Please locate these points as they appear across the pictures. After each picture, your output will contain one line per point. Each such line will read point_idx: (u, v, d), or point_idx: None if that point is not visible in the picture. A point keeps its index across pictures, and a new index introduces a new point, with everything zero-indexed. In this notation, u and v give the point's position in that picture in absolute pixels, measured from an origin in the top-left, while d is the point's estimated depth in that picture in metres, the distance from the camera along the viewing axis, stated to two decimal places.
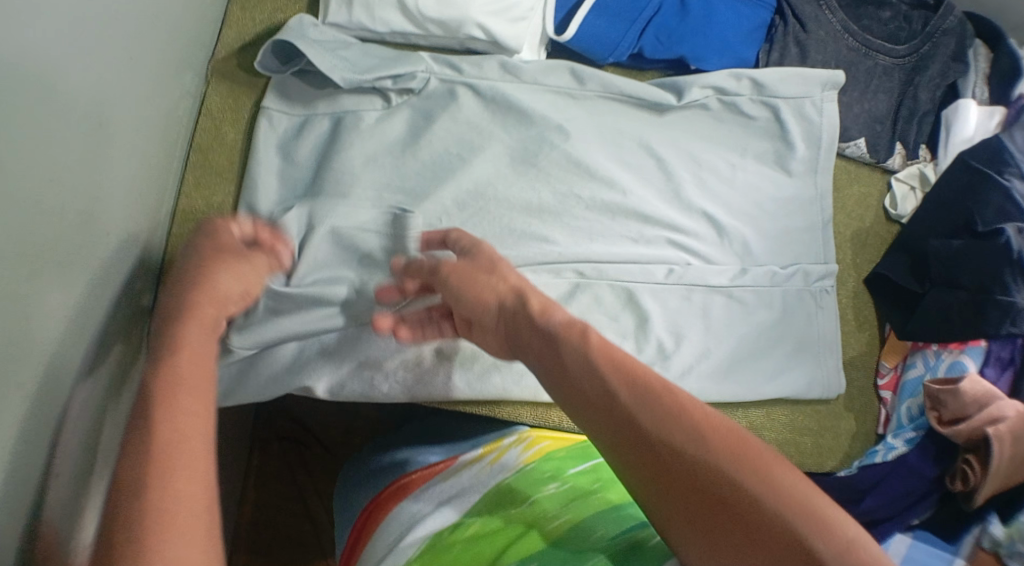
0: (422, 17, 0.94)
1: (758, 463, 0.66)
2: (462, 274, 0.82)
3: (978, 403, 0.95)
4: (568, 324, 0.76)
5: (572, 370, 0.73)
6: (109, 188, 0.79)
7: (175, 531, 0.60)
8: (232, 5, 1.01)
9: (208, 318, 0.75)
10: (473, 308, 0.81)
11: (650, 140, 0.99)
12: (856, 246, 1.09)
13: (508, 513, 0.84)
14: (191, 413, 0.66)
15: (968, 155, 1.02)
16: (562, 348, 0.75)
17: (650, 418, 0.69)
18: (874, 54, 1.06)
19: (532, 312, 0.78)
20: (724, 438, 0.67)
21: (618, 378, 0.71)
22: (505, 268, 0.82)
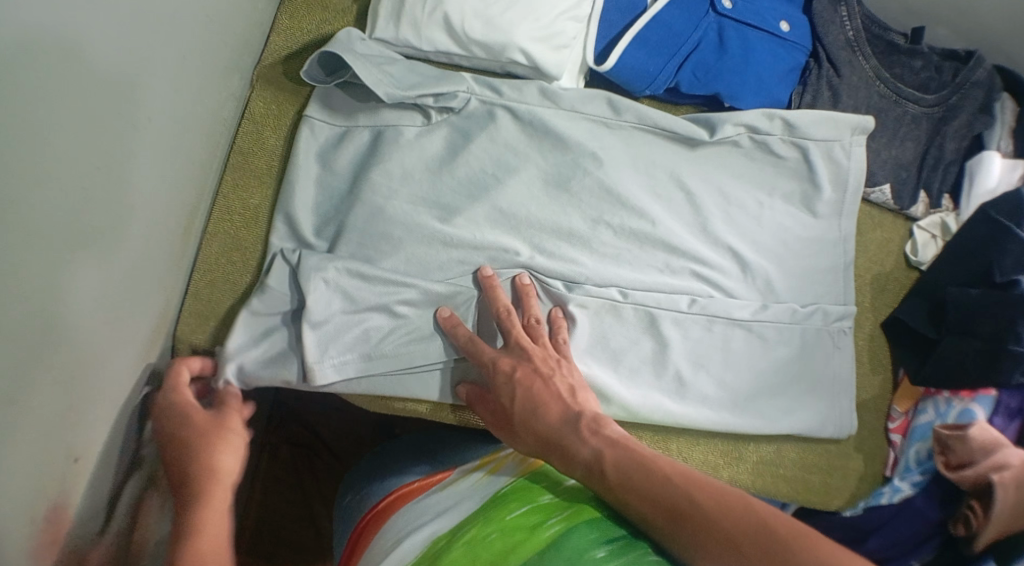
0: (467, 38, 0.96)
1: (788, 549, 0.75)
2: (522, 381, 0.90)
3: (985, 449, 0.97)
4: (605, 448, 0.85)
5: (614, 493, 0.83)
6: (127, 172, 0.82)
7: None
8: (281, 13, 1.03)
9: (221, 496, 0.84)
10: (524, 413, 0.89)
11: (682, 174, 1.01)
12: (875, 290, 1.11)
13: (506, 516, 0.84)
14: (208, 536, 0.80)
15: (990, 206, 1.04)
16: (603, 473, 0.84)
17: (691, 537, 0.78)
18: (904, 102, 1.08)
19: (570, 440, 0.86)
20: (754, 525, 0.77)
21: (652, 508, 0.81)
22: (551, 381, 0.90)
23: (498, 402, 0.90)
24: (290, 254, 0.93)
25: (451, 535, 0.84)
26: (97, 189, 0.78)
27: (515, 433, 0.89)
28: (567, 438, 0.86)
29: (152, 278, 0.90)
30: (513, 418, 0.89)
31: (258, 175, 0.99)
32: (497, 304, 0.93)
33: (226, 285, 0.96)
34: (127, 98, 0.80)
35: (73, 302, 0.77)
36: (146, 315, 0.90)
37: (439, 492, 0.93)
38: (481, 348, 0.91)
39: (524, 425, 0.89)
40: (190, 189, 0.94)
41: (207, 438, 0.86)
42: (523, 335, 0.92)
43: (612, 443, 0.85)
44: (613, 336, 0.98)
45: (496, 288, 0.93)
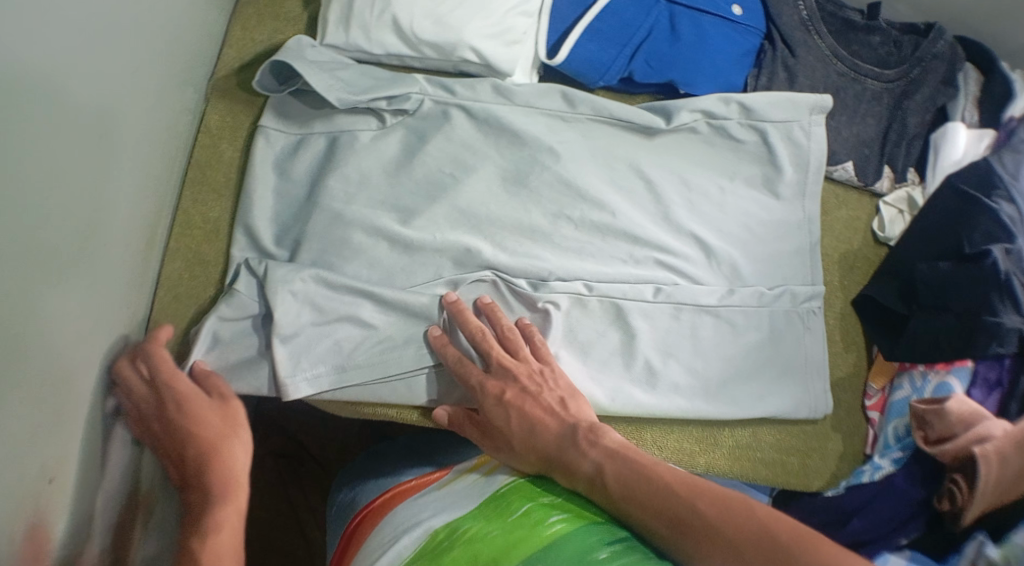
0: (417, 40, 0.96)
1: (791, 556, 0.77)
2: (512, 403, 0.90)
3: (964, 423, 0.96)
4: (605, 461, 0.85)
5: (616, 503, 0.84)
6: (95, 197, 0.84)
7: None
8: (233, 25, 1.03)
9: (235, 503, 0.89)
10: (518, 433, 0.90)
11: (642, 164, 1.00)
12: (844, 269, 1.10)
13: (507, 517, 0.83)
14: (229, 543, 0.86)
15: (957, 179, 1.03)
16: (606, 486, 0.84)
17: (694, 545, 0.80)
18: (862, 78, 1.07)
19: (568, 454, 0.88)
20: (757, 533, 0.79)
21: (654, 518, 0.82)
22: (541, 396, 0.91)
23: (492, 424, 0.91)
24: (255, 265, 0.92)
25: (450, 535, 0.82)
26: (59, 211, 0.79)
27: (508, 452, 0.91)
28: (567, 453, 0.87)
29: (116, 297, 0.90)
30: (506, 438, 0.90)
31: (216, 189, 0.99)
32: (469, 330, 0.92)
33: (190, 298, 0.97)
34: (102, 136, 0.84)
35: (53, 325, 0.80)
36: (111, 334, 0.90)
37: (437, 490, 0.93)
38: (467, 369, 0.91)
39: (519, 443, 0.90)
40: (149, 206, 0.94)
41: (224, 441, 0.89)
42: (503, 353, 0.92)
43: (610, 454, 0.86)
44: (580, 329, 0.98)
45: (463, 311, 0.92)
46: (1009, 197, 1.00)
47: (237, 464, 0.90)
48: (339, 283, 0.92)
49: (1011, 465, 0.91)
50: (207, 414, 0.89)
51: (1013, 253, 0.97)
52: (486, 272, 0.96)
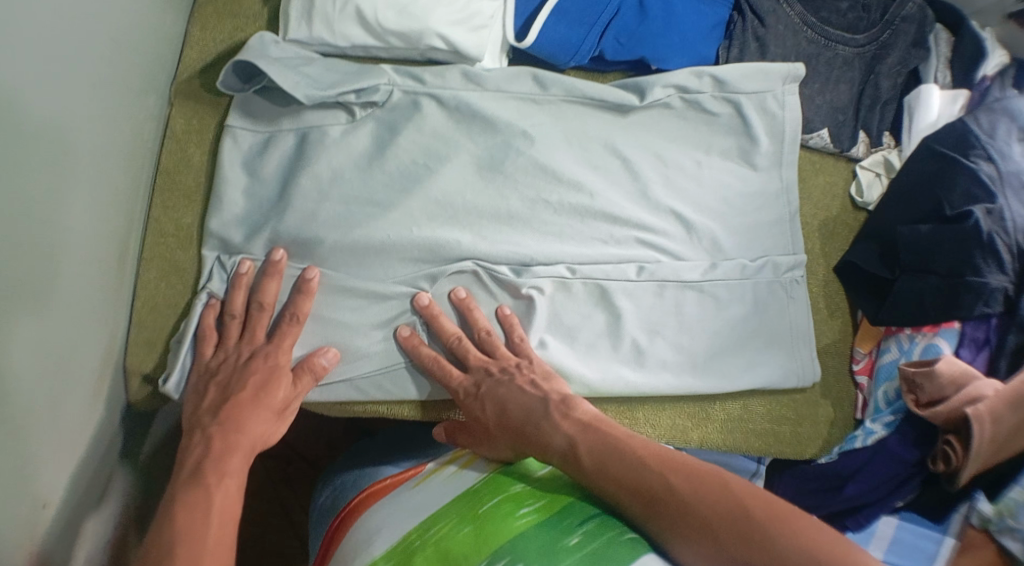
0: (382, 30, 0.94)
1: (760, 529, 0.78)
2: (489, 393, 0.93)
3: (954, 384, 0.97)
4: (578, 435, 0.88)
5: (589, 475, 0.85)
6: (56, 223, 0.81)
7: (220, 526, 0.81)
8: (192, 24, 1.00)
9: (251, 440, 0.87)
10: (494, 421, 0.92)
11: (617, 142, 1.00)
12: (824, 236, 1.10)
13: (478, 510, 0.85)
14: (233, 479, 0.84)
15: (933, 140, 1.04)
16: (580, 457, 0.86)
17: (667, 520, 0.81)
18: (833, 45, 1.06)
19: (542, 429, 0.90)
20: (730, 507, 0.80)
21: (625, 491, 0.83)
22: (516, 377, 0.93)
23: (472, 418, 0.93)
24: (227, 260, 0.93)
25: (422, 535, 0.85)
26: (18, 232, 0.76)
27: (489, 442, 0.93)
28: (540, 426, 0.90)
29: (93, 311, 0.88)
30: (484, 427, 0.93)
31: (186, 193, 0.97)
32: (450, 338, 0.94)
33: (167, 306, 0.95)
34: (57, 161, 0.81)
35: (22, 360, 0.77)
36: (90, 350, 0.88)
37: (412, 487, 0.93)
38: (448, 372, 0.93)
39: (496, 429, 0.93)
40: (118, 216, 0.92)
41: (270, 379, 0.89)
42: (478, 353, 0.95)
43: (581, 427, 0.88)
44: (565, 313, 0.98)
45: (440, 320, 0.94)
46: (987, 157, 1.01)
47: (275, 401, 0.89)
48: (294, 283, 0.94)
49: (1004, 424, 0.93)
50: (279, 360, 0.90)
51: (993, 212, 0.98)
52: (468, 263, 0.96)
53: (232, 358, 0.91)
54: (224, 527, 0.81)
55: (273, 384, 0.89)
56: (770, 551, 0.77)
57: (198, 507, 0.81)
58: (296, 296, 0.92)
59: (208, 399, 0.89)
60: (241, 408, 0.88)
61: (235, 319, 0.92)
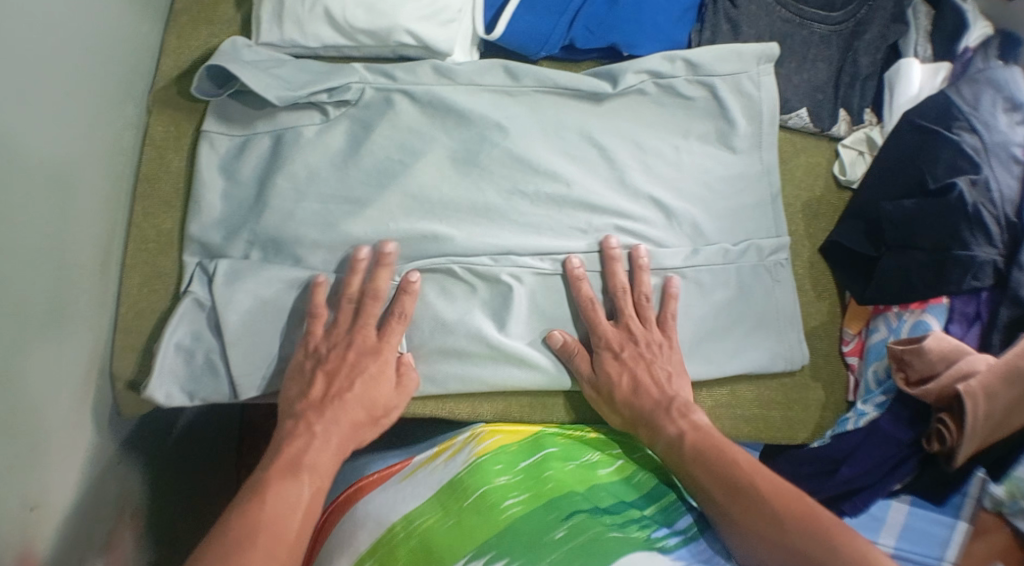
0: (351, 28, 0.95)
1: (826, 537, 0.84)
2: (634, 362, 0.95)
3: (945, 360, 0.95)
4: (691, 430, 0.92)
5: (685, 464, 0.91)
6: (38, 230, 0.83)
7: (302, 520, 0.83)
8: (168, 32, 1.01)
9: (352, 428, 0.89)
10: (632, 392, 0.94)
11: (592, 130, 0.99)
12: (808, 217, 1.08)
13: (462, 504, 0.88)
14: (319, 472, 0.86)
15: (915, 115, 1.03)
16: (688, 449, 0.91)
17: (743, 513, 0.87)
18: (808, 23, 1.05)
19: (666, 415, 0.93)
20: (804, 515, 0.86)
21: (714, 483, 0.89)
22: (658, 365, 0.96)
23: (603, 379, 0.95)
24: (208, 264, 0.94)
25: (405, 528, 0.87)
26: None
27: (615, 410, 0.95)
28: (655, 414, 0.93)
29: (78, 317, 0.90)
30: (610, 394, 0.95)
31: (166, 199, 0.99)
32: (589, 298, 0.96)
33: (150, 311, 0.97)
34: (34, 168, 0.82)
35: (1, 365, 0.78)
36: (75, 356, 0.90)
37: (400, 482, 0.93)
38: (594, 315, 0.96)
39: (628, 400, 0.94)
40: (100, 223, 0.93)
41: (370, 373, 0.91)
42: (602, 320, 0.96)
43: (696, 426, 0.92)
44: (547, 306, 0.99)
45: (584, 282, 0.97)
46: (971, 128, 0.99)
47: (379, 396, 0.91)
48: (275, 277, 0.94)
49: (999, 399, 0.92)
50: (384, 355, 0.92)
51: (979, 184, 0.97)
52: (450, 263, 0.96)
53: (343, 346, 0.91)
54: (305, 520, 0.84)
55: (374, 387, 0.91)
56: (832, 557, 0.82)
57: (285, 499, 0.83)
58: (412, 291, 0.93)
59: (315, 389, 0.90)
60: (342, 400, 0.89)
61: (349, 310, 0.92)
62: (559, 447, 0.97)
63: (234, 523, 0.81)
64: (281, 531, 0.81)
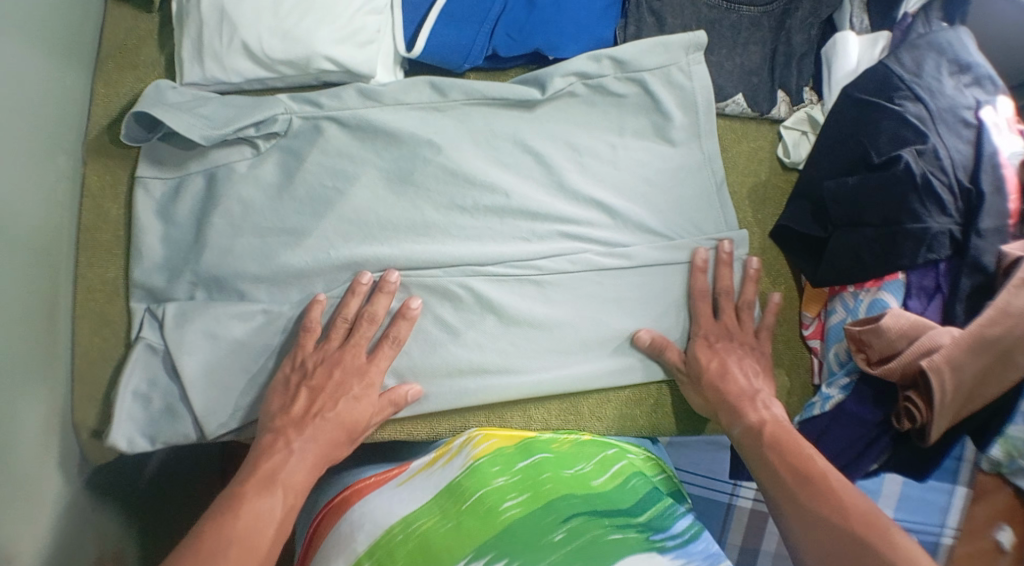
0: (271, 60, 0.95)
1: (885, 533, 0.80)
2: (729, 353, 0.98)
3: (905, 336, 0.93)
4: (774, 419, 0.92)
5: (763, 448, 0.90)
6: None
7: (275, 535, 0.82)
8: (94, 82, 1.02)
9: (328, 441, 0.89)
10: (718, 378, 0.96)
11: (525, 138, 0.99)
12: (755, 202, 1.07)
13: (460, 507, 0.85)
14: (295, 490, 0.85)
15: (853, 88, 1.01)
16: (769, 435, 0.90)
17: (810, 497, 0.85)
18: (737, 6, 1.05)
19: (753, 400, 0.94)
20: (869, 512, 0.82)
21: (783, 466, 0.87)
22: (745, 360, 0.98)
23: (697, 366, 0.97)
24: (155, 308, 0.94)
25: (402, 530, 0.83)
26: None
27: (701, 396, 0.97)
28: (742, 399, 0.94)
29: (32, 372, 0.90)
30: (702, 378, 0.96)
31: (109, 247, 0.99)
32: (703, 289, 1.00)
33: (104, 360, 0.97)
34: None
35: None
36: (31, 408, 0.90)
37: (396, 487, 0.91)
38: (699, 308, 1.00)
39: (714, 383, 0.95)
40: (45, 277, 0.94)
41: (355, 394, 0.90)
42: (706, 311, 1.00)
43: (777, 419, 0.92)
44: (504, 306, 0.97)
45: (704, 274, 1.00)
46: (914, 97, 0.98)
47: (356, 416, 0.90)
48: (219, 315, 0.93)
49: (965, 371, 0.89)
50: (371, 376, 0.91)
51: (926, 153, 0.95)
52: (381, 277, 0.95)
53: (329, 363, 0.91)
54: (276, 534, 0.82)
55: (356, 406, 0.90)
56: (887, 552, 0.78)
57: (262, 515, 0.82)
58: (402, 320, 0.93)
59: (296, 405, 0.89)
60: (325, 417, 0.89)
61: (342, 328, 0.92)
62: (554, 453, 0.93)
63: (202, 528, 0.79)
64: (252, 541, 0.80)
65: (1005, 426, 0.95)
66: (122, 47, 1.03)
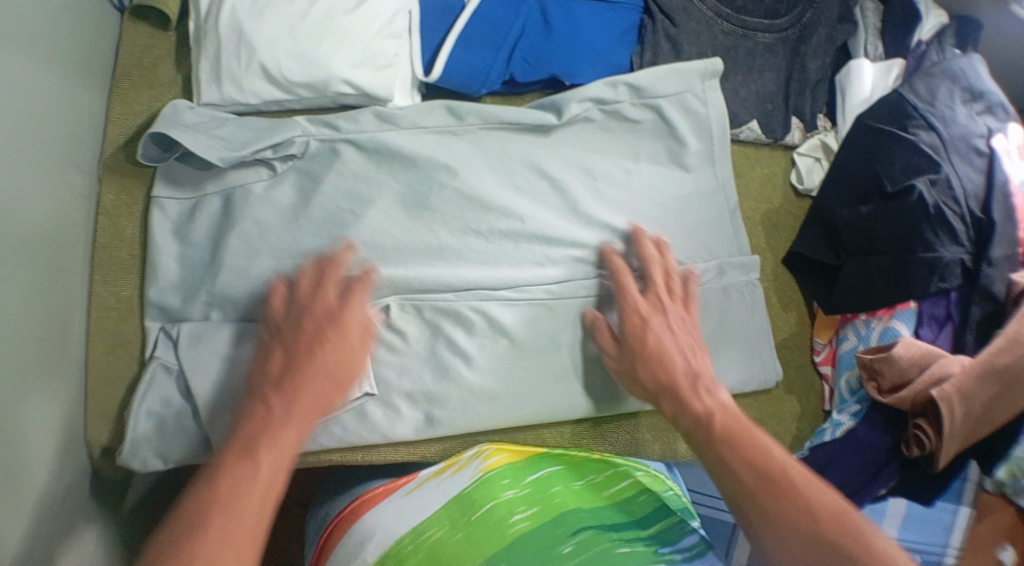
0: (289, 83, 0.95)
1: (861, 537, 0.75)
2: (664, 328, 0.92)
3: (916, 365, 0.94)
4: (719, 406, 0.86)
5: (718, 447, 0.83)
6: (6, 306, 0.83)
7: (249, 519, 0.74)
8: (111, 100, 1.02)
9: (316, 394, 0.83)
10: (659, 361, 0.90)
11: (541, 162, 0.99)
12: (768, 228, 1.07)
13: (471, 517, 0.87)
14: (272, 464, 0.78)
15: (868, 117, 1.02)
16: (720, 427, 0.84)
17: (772, 501, 0.78)
18: (752, 33, 1.05)
19: (694, 385, 0.88)
20: (839, 514, 0.77)
21: (741, 466, 0.81)
22: (680, 333, 0.92)
23: (641, 345, 0.91)
24: (170, 328, 0.95)
25: (413, 541, 0.86)
26: None
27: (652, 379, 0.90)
28: (681, 388, 0.88)
29: (47, 390, 0.90)
30: (653, 362, 0.90)
31: (123, 266, 0.99)
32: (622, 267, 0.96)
33: (116, 378, 0.98)
34: None
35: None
36: (45, 431, 0.89)
37: (406, 495, 0.92)
38: (626, 284, 0.94)
39: (659, 367, 0.90)
40: (60, 294, 0.93)
41: (327, 339, 0.85)
42: (661, 278, 0.95)
43: (723, 406, 0.86)
44: (517, 330, 0.97)
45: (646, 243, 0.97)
46: (927, 125, 0.98)
47: (348, 366, 0.86)
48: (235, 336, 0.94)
49: (975, 399, 0.90)
50: (349, 322, 0.87)
51: (938, 182, 0.96)
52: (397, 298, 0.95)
53: (301, 317, 0.87)
54: (256, 518, 0.74)
55: (341, 355, 0.86)
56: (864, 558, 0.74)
57: (237, 495, 0.75)
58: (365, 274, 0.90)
59: (273, 367, 0.85)
60: (298, 372, 0.83)
61: (308, 281, 0.89)
62: (564, 465, 0.96)
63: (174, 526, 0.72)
64: (224, 533, 0.72)
65: (1010, 451, 0.95)
66: (139, 66, 1.04)
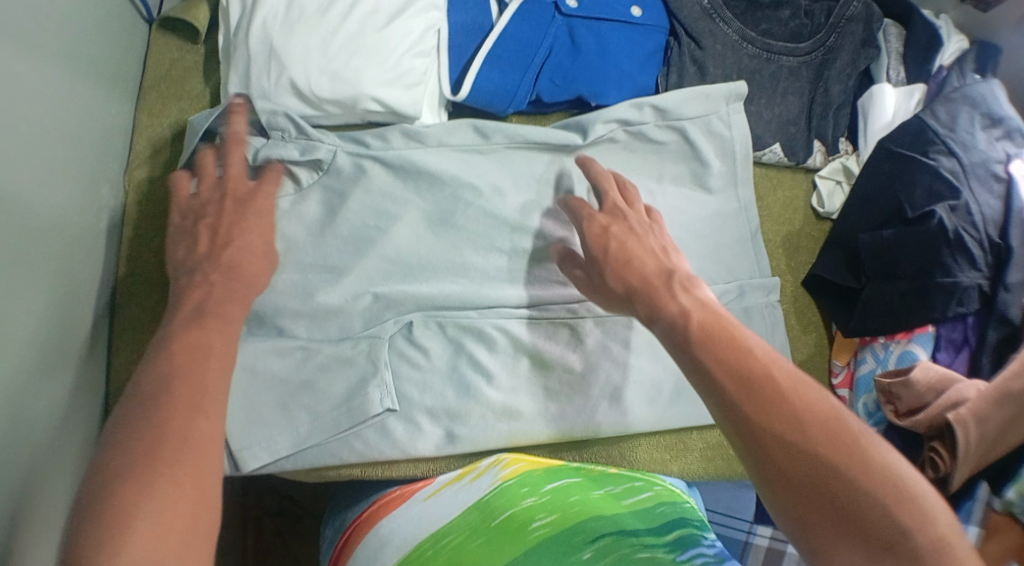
0: (318, 99, 0.95)
1: (855, 444, 0.65)
2: (621, 235, 0.83)
3: (933, 390, 0.94)
4: (697, 304, 0.74)
5: (706, 362, 0.69)
6: (40, 314, 0.84)
7: (193, 443, 0.66)
8: (138, 113, 1.03)
9: (249, 275, 0.79)
10: (624, 262, 0.81)
11: (565, 181, 1.00)
12: (789, 250, 1.08)
13: (491, 524, 0.83)
14: (208, 382, 0.69)
15: (889, 141, 1.03)
16: (697, 328, 0.71)
17: (759, 411, 0.66)
18: (777, 56, 1.06)
19: (668, 282, 0.78)
20: (834, 427, 0.65)
21: (726, 376, 0.68)
22: (643, 234, 0.84)
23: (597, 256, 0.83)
24: None
25: (432, 546, 0.81)
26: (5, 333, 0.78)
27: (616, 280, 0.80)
28: (657, 290, 0.77)
29: (73, 401, 0.90)
30: (619, 264, 0.81)
31: (149, 278, 0.99)
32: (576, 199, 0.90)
33: None
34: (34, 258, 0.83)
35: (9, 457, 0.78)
36: (70, 442, 0.89)
37: (423, 502, 0.89)
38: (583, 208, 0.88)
39: (624, 265, 0.80)
40: (87, 305, 0.93)
41: (248, 218, 0.82)
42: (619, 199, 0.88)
43: (703, 304, 0.74)
44: (539, 348, 0.98)
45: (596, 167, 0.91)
46: (948, 151, 0.99)
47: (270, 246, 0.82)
48: None
49: (993, 422, 0.90)
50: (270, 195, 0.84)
51: (959, 209, 0.96)
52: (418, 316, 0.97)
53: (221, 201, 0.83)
54: (201, 441, 0.66)
55: (263, 227, 0.83)
56: (856, 470, 0.64)
57: (150, 418, 0.66)
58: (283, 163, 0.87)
59: (200, 243, 0.80)
60: (219, 262, 0.78)
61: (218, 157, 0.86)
62: (582, 477, 0.91)
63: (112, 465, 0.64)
64: (168, 463, 0.64)
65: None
66: (168, 79, 1.04)
